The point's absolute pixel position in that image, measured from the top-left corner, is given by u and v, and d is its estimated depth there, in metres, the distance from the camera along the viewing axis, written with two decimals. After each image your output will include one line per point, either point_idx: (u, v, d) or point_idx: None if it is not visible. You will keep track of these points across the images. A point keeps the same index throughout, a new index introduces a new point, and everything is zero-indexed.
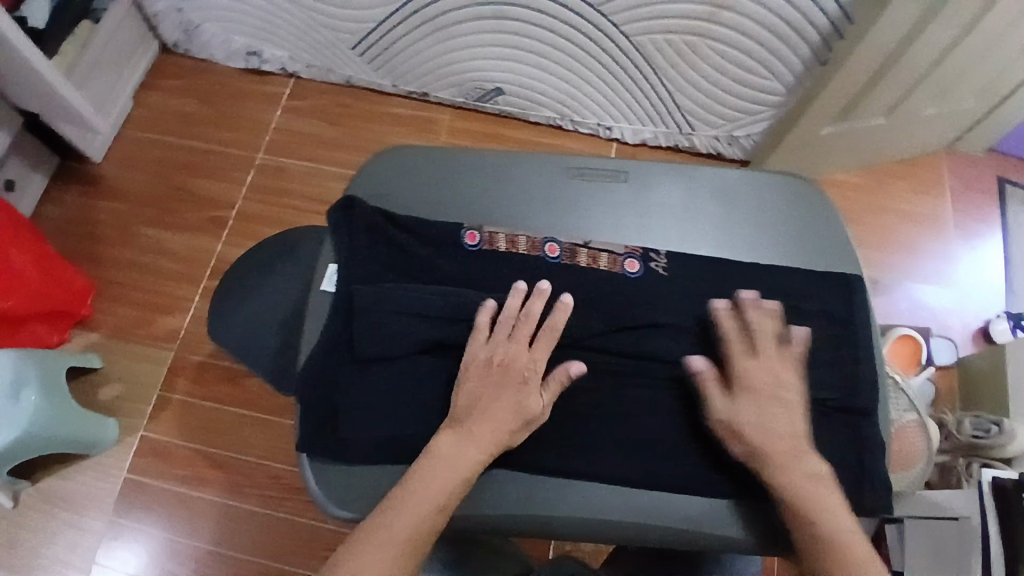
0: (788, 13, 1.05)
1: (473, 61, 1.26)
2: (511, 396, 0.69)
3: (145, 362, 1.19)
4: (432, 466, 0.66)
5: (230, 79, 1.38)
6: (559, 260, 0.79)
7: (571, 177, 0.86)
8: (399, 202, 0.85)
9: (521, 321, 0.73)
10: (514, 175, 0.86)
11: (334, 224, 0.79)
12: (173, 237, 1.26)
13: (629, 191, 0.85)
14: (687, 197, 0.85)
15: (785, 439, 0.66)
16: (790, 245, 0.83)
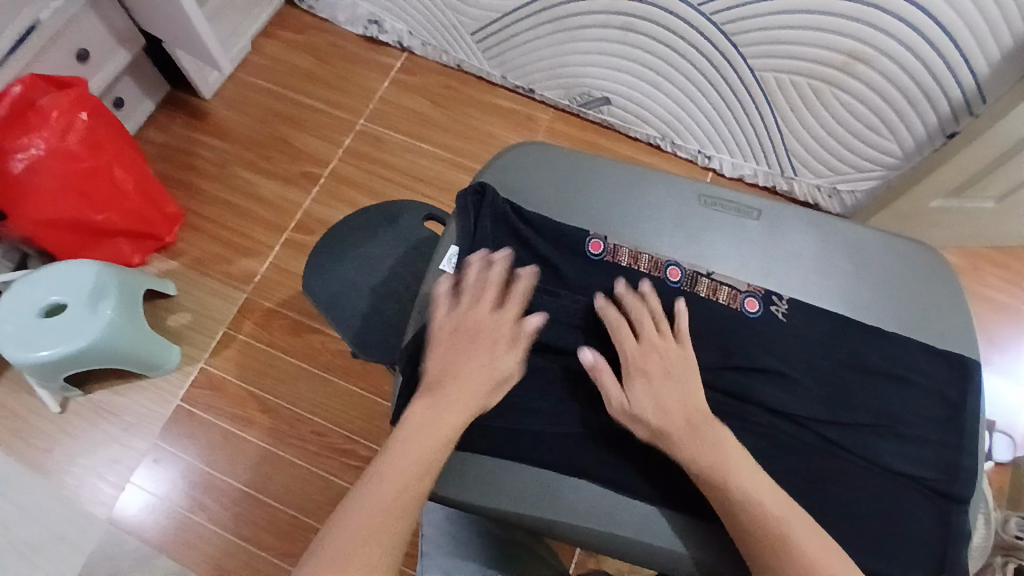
0: (925, 79, 0.97)
1: (587, 67, 1.22)
2: (481, 355, 0.65)
3: (218, 298, 1.19)
4: (409, 436, 0.58)
5: (347, 42, 1.38)
6: (679, 286, 0.72)
7: (701, 204, 0.76)
8: (521, 194, 0.78)
9: (483, 286, 0.69)
10: (644, 191, 0.77)
11: (462, 206, 0.75)
12: (264, 183, 1.26)
13: (760, 232, 0.75)
14: (819, 249, 0.75)
15: (902, 508, 0.64)
16: (937, 329, 0.72)
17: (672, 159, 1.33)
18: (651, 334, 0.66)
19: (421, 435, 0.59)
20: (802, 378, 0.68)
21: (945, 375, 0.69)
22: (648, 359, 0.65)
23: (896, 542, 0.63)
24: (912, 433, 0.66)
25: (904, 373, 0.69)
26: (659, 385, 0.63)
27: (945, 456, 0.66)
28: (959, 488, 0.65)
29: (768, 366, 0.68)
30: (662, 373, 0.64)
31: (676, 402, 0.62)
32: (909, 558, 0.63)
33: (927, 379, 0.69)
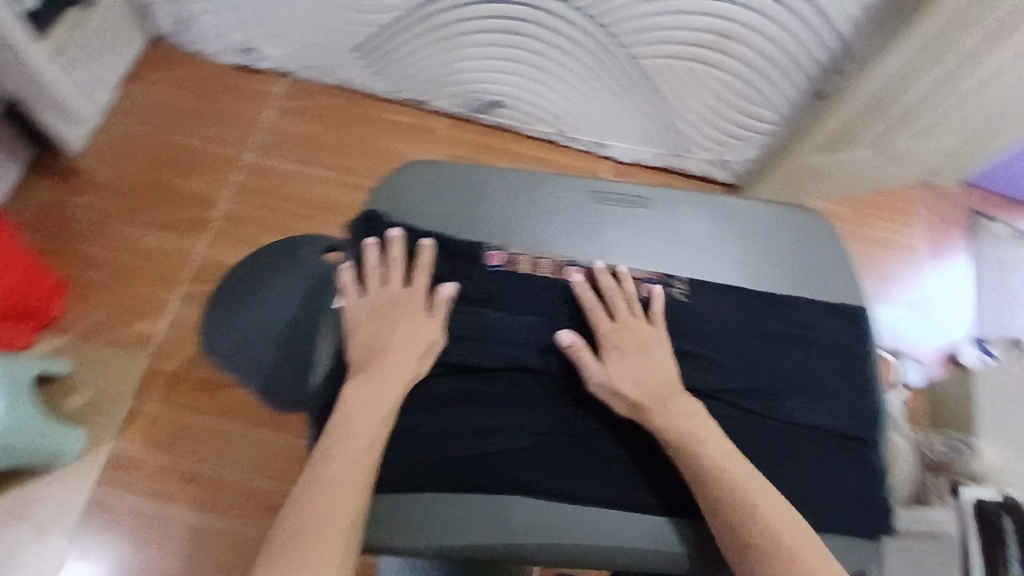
0: (792, 48, 1.03)
1: (473, 73, 1.21)
2: (404, 326, 0.67)
3: (119, 369, 1.10)
4: (350, 413, 0.61)
5: (221, 75, 1.30)
6: None
7: (597, 203, 0.76)
8: (415, 218, 0.74)
9: (388, 265, 0.71)
10: (540, 195, 0.75)
11: (354, 236, 0.73)
12: (152, 236, 1.18)
13: (656, 220, 0.76)
14: (711, 229, 0.76)
15: (829, 463, 0.67)
16: (831, 290, 0.75)
17: (572, 151, 1.34)
18: (623, 313, 0.69)
19: (344, 442, 0.59)
20: (714, 355, 0.70)
21: (844, 333, 0.73)
22: (621, 335, 0.68)
23: (831, 499, 0.65)
24: (829, 389, 0.70)
25: (805, 334, 0.72)
26: (634, 360, 0.67)
27: (860, 408, 0.70)
28: (868, 434, 0.69)
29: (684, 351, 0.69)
30: (636, 350, 0.68)
31: (650, 374, 0.66)
32: (845, 508, 0.66)
33: (829, 338, 0.72)
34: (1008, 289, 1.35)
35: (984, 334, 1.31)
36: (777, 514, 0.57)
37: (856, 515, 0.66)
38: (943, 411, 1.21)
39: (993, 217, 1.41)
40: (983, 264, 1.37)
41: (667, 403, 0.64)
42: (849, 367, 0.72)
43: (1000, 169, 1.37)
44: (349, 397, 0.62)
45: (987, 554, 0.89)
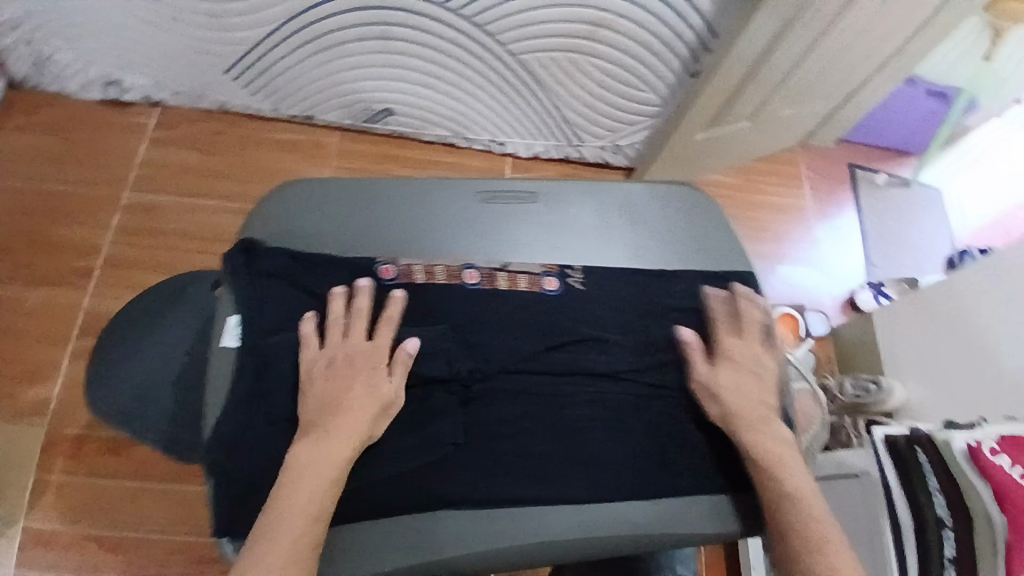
0: (660, 30, 1.07)
1: (357, 83, 1.18)
2: (360, 386, 0.61)
3: (15, 442, 1.01)
4: (295, 479, 0.55)
5: (87, 112, 1.22)
6: (478, 287, 0.69)
7: (482, 202, 0.75)
8: (295, 243, 0.71)
9: (352, 317, 0.65)
10: (424, 203, 0.73)
11: (232, 271, 0.67)
12: (31, 294, 1.09)
13: (545, 215, 0.75)
14: (598, 216, 0.76)
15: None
16: (723, 260, 0.76)
17: (470, 152, 1.34)
18: (740, 335, 0.69)
19: (289, 514, 0.53)
20: (616, 337, 0.68)
21: (738, 300, 0.74)
22: (736, 351, 0.68)
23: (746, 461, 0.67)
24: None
25: (699, 305, 0.72)
26: (743, 375, 0.66)
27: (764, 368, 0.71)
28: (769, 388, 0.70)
29: (589, 337, 0.68)
30: (750, 367, 0.67)
31: (752, 392, 0.66)
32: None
33: (726, 307, 0.73)
34: (891, 234, 1.47)
35: (874, 278, 1.41)
36: (819, 511, 0.58)
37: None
38: (851, 355, 1.31)
39: (868, 168, 1.52)
40: (867, 214, 1.48)
41: (768, 421, 0.64)
42: (750, 330, 0.73)
43: (866, 123, 1.48)
44: (297, 461, 0.56)
45: (909, 488, 0.81)
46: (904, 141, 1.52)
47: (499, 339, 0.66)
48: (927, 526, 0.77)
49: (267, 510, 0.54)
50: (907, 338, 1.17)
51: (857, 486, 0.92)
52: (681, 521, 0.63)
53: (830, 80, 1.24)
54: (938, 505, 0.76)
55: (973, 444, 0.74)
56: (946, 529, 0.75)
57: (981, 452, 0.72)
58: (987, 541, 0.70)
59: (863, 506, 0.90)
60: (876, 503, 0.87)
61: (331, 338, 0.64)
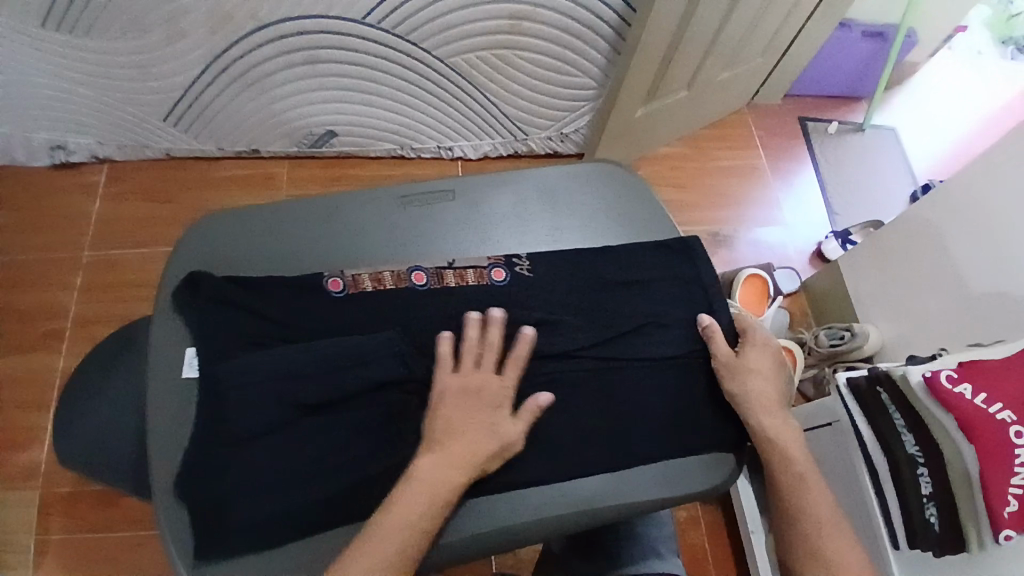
0: (578, 13, 1.08)
1: (296, 110, 1.19)
2: (480, 424, 0.60)
3: (8, 510, 1.02)
4: (412, 494, 0.56)
5: (37, 179, 1.24)
6: (427, 286, 0.67)
7: (403, 207, 0.72)
8: (211, 273, 0.66)
9: (485, 348, 0.63)
10: (342, 213, 0.70)
11: (178, 305, 0.65)
12: (6, 363, 1.11)
13: (466, 208, 0.73)
14: (519, 205, 0.74)
15: (691, 395, 0.67)
16: (645, 231, 0.76)
17: (419, 162, 1.35)
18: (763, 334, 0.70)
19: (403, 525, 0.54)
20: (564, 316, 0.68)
21: (671, 267, 0.73)
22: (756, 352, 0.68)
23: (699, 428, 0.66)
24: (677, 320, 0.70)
25: (643, 276, 0.72)
26: (758, 373, 0.67)
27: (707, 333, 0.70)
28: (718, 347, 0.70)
29: (526, 321, 0.67)
30: (770, 361, 0.69)
31: (771, 384, 0.67)
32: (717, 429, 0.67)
33: (660, 274, 0.72)
34: (849, 180, 1.46)
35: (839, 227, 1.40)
36: (820, 498, 0.63)
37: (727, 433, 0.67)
38: (823, 305, 1.29)
39: (818, 118, 1.52)
40: (822, 164, 1.47)
41: (780, 412, 0.66)
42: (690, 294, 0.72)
43: (809, 74, 1.48)
44: (418, 478, 0.56)
45: (876, 429, 0.77)
46: (851, 86, 1.52)
47: (434, 337, 0.64)
48: (900, 467, 0.74)
49: (377, 517, 0.55)
50: (870, 281, 1.16)
51: (831, 434, 0.90)
52: (646, 487, 0.64)
53: (758, 37, 1.26)
54: (907, 443, 0.73)
55: (928, 374, 0.71)
56: (920, 467, 0.72)
57: (938, 382, 0.70)
58: (960, 473, 0.67)
59: (840, 455, 0.87)
60: (851, 447, 0.84)
61: (265, 363, 0.59)
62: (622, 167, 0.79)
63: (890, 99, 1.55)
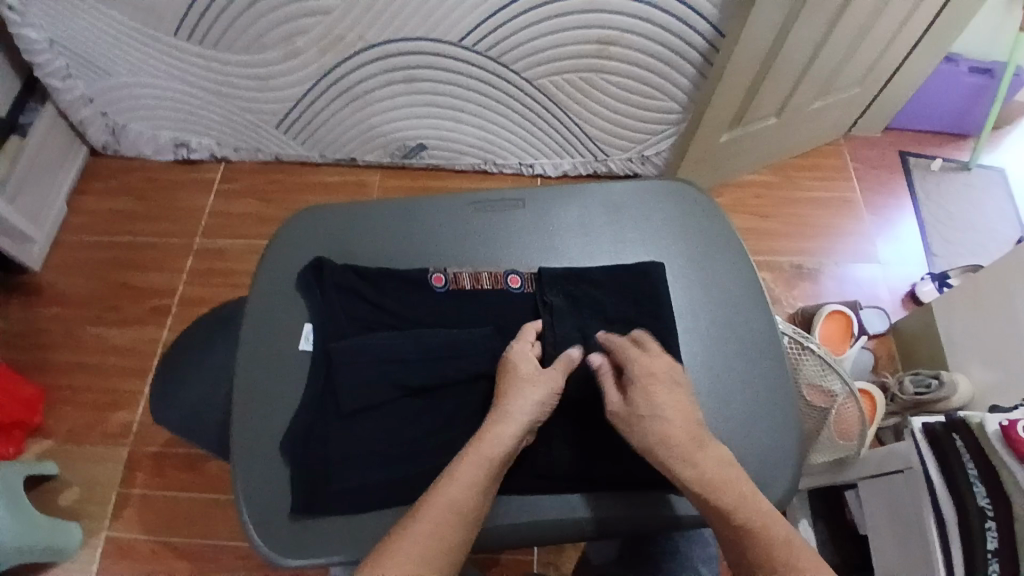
0: (668, 39, 1.10)
1: (391, 123, 1.28)
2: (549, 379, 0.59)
3: (104, 462, 1.14)
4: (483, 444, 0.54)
5: (162, 172, 1.40)
6: (523, 289, 0.67)
7: (472, 213, 0.71)
8: (289, 261, 0.69)
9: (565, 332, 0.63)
10: (415, 214, 0.71)
11: (306, 285, 0.67)
12: (116, 333, 1.25)
13: (534, 219, 0.71)
14: (584, 220, 0.71)
15: (758, 422, 0.63)
16: (725, 257, 0.70)
17: (501, 176, 1.40)
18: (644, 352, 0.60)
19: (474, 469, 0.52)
20: None
21: (747, 300, 0.68)
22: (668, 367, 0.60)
23: (761, 458, 0.61)
24: (748, 349, 0.66)
25: (728, 307, 0.68)
26: (663, 393, 0.58)
27: (777, 369, 0.65)
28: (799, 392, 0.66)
29: None
30: (668, 382, 0.59)
31: (678, 414, 0.57)
32: (786, 461, 0.61)
33: (735, 305, 0.68)
34: (949, 221, 1.38)
35: (936, 269, 1.33)
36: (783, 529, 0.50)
37: (794, 469, 0.61)
38: (911, 349, 1.22)
39: (921, 153, 1.45)
40: (922, 203, 1.40)
41: (703, 448, 0.55)
42: (768, 324, 0.67)
43: (911, 107, 1.43)
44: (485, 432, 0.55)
45: (945, 477, 0.72)
46: (958, 123, 1.44)
47: (500, 341, 0.64)
48: (968, 518, 0.69)
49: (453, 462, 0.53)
50: (964, 327, 1.08)
51: (903, 482, 0.82)
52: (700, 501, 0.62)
53: (853, 65, 1.23)
54: (979, 495, 0.69)
55: (1005, 422, 0.69)
56: (989, 519, 0.68)
57: (1016, 432, 0.67)
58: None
59: (913, 505, 0.80)
60: (922, 494, 0.76)
61: (342, 351, 0.61)
62: (696, 189, 0.73)
63: (1002, 138, 1.46)
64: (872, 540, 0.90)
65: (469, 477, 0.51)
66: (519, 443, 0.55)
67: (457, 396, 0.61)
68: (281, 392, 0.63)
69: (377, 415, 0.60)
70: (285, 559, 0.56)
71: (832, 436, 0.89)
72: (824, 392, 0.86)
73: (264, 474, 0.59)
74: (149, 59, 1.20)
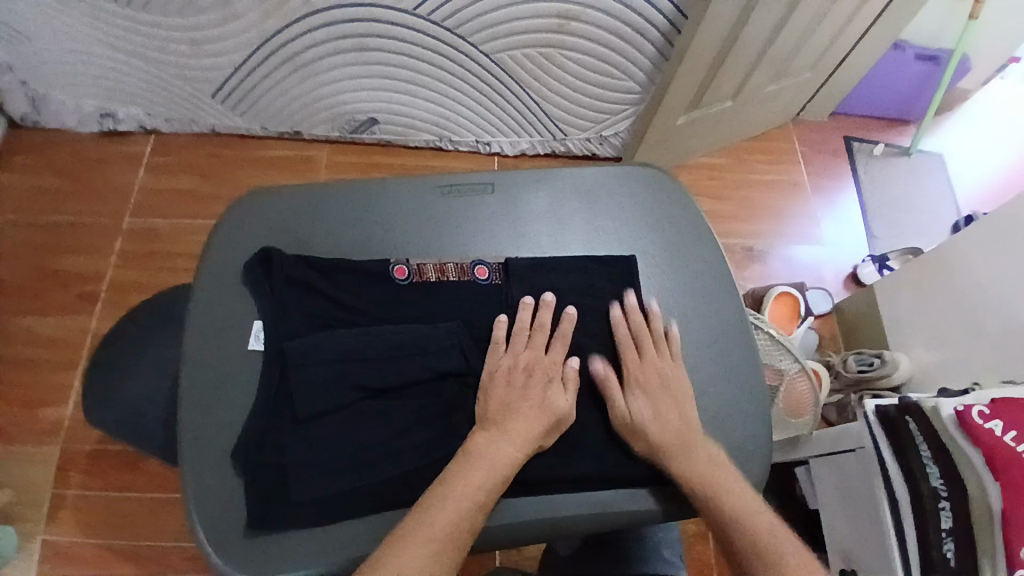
0: (629, 17, 1.08)
1: (340, 95, 1.21)
2: (535, 399, 0.58)
3: (34, 462, 1.06)
4: (472, 463, 0.54)
5: (85, 145, 1.29)
6: (490, 282, 0.63)
7: (438, 197, 0.67)
8: (237, 250, 0.63)
9: (534, 330, 0.60)
10: (374, 198, 0.66)
11: (252, 278, 0.61)
12: (42, 321, 1.15)
13: (502, 205, 0.68)
14: (556, 204, 0.68)
15: (732, 413, 0.62)
16: (697, 245, 0.68)
17: (455, 154, 1.35)
18: (644, 360, 0.61)
19: (460, 486, 0.52)
20: None
21: (719, 287, 0.67)
22: (666, 368, 0.61)
23: (733, 447, 0.61)
24: (720, 340, 0.65)
25: (701, 295, 0.66)
26: (660, 402, 0.59)
27: (749, 360, 0.64)
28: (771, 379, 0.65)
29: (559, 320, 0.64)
30: (663, 389, 0.60)
31: (671, 423, 0.58)
32: (760, 451, 0.61)
33: (707, 295, 0.66)
34: (891, 204, 1.43)
35: (877, 251, 1.37)
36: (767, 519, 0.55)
37: (767, 460, 0.61)
38: (853, 328, 1.26)
39: (865, 139, 1.49)
40: (865, 187, 1.44)
41: (689, 449, 0.57)
42: (740, 313, 0.66)
43: (856, 93, 1.46)
44: (475, 451, 0.54)
45: (900, 461, 0.75)
46: (899, 108, 1.49)
47: (469, 336, 0.60)
48: (922, 500, 0.71)
49: (441, 479, 0.53)
50: (907, 308, 1.12)
51: (855, 460, 0.84)
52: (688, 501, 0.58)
53: (807, 50, 1.24)
54: (932, 477, 0.71)
55: (961, 408, 0.70)
56: (942, 500, 0.70)
57: (969, 416, 0.69)
58: (982, 511, 0.67)
59: (865, 482, 0.83)
60: (876, 476, 0.79)
61: (297, 350, 0.56)
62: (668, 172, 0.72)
63: (939, 124, 1.52)
64: (823, 515, 0.93)
65: (458, 497, 0.52)
66: (512, 462, 0.55)
67: (426, 395, 0.57)
68: (232, 394, 0.58)
69: (338, 418, 0.56)
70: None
71: (784, 414, 0.90)
72: (774, 370, 0.87)
73: (222, 485, 0.55)
74: (68, 21, 1.08)
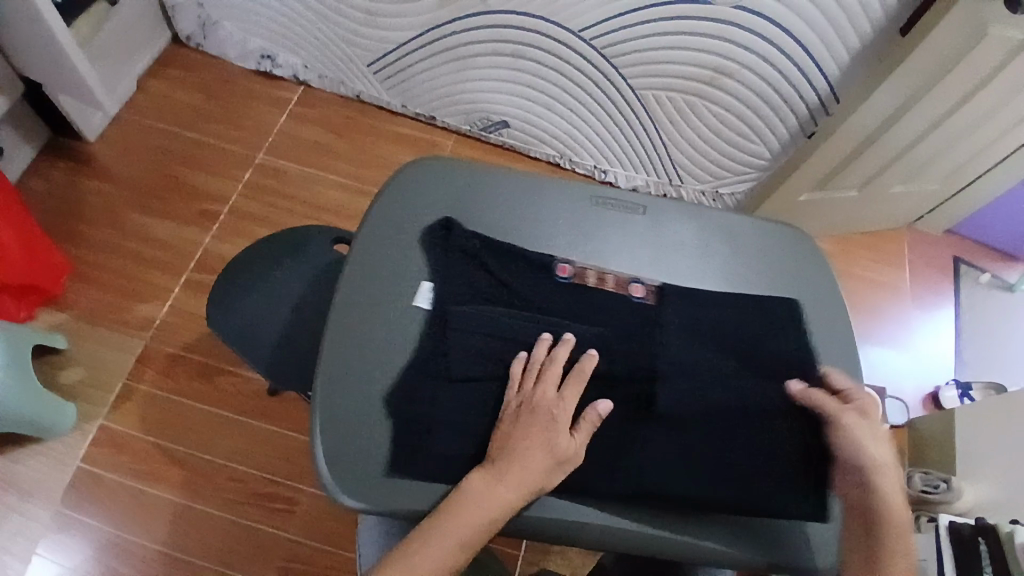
0: (780, 86, 1.09)
1: (482, 92, 1.27)
2: (539, 438, 0.57)
3: (115, 349, 1.13)
4: (464, 501, 0.55)
5: (239, 78, 1.38)
6: (645, 301, 0.66)
7: (592, 206, 0.70)
8: (399, 206, 0.68)
9: (545, 364, 0.60)
10: (533, 194, 0.70)
11: (428, 244, 0.67)
12: (158, 224, 1.23)
13: (649, 229, 0.70)
14: (702, 240, 0.71)
15: None
16: (830, 316, 0.69)
17: (571, 174, 1.39)
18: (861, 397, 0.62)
19: (451, 524, 0.54)
20: None
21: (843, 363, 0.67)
22: (873, 403, 0.61)
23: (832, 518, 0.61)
24: None
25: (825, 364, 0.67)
26: (875, 439, 0.60)
27: None
28: None
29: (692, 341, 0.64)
30: (877, 429, 0.60)
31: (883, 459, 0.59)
32: None
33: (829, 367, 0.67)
34: (986, 336, 1.40)
35: (962, 377, 1.34)
36: None
37: None
38: (922, 447, 1.23)
39: (974, 264, 1.46)
40: (964, 311, 1.41)
41: (888, 489, 0.58)
42: None
43: (977, 216, 1.43)
44: (469, 488, 0.55)
45: None
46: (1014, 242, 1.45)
47: (595, 339, 0.63)
48: None
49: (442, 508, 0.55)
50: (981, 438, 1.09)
51: None
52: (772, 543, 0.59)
53: (945, 164, 1.23)
54: None
55: None
56: None
57: None
58: None
59: None
60: None
61: (459, 315, 0.62)
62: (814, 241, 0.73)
63: None
64: None
65: (454, 534, 0.54)
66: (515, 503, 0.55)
67: None
68: (368, 331, 0.63)
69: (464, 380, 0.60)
70: (345, 498, 0.57)
71: None
72: None
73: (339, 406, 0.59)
74: None
